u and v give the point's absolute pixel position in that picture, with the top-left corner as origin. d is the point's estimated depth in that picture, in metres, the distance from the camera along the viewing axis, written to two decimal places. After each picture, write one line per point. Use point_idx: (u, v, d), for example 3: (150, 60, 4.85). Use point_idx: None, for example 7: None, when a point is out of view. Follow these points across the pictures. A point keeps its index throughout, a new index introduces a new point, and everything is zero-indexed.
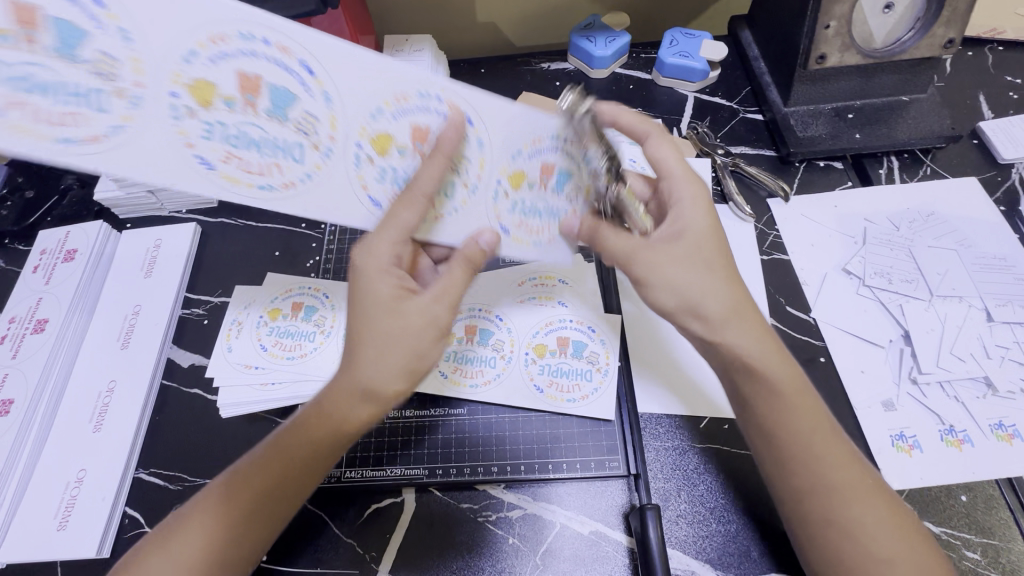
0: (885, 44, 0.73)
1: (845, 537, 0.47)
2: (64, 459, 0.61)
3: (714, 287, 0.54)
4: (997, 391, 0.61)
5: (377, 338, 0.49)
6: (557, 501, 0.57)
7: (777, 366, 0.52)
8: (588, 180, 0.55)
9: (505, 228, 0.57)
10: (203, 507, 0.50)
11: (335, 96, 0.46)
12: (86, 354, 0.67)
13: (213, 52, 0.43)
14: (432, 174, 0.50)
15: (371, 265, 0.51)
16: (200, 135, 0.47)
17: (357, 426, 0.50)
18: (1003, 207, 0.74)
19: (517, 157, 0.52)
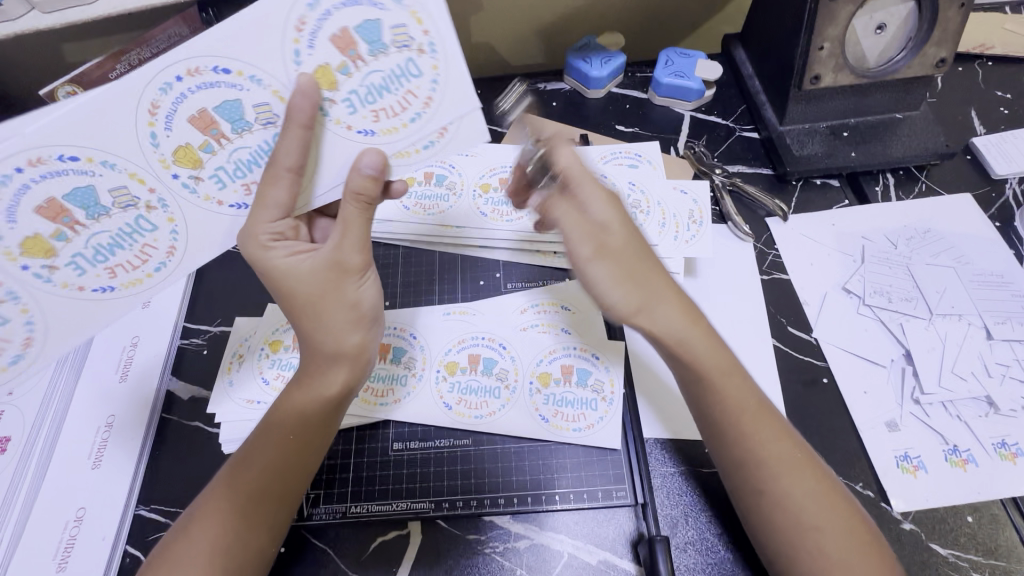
0: (878, 64, 0.74)
1: (777, 510, 0.50)
2: (64, 498, 0.60)
3: (627, 270, 0.54)
4: (998, 409, 0.61)
5: (312, 308, 0.50)
6: (565, 531, 0.56)
7: (702, 345, 0.54)
8: (402, 11, 0.46)
9: (367, 131, 0.50)
10: (212, 498, 0.50)
11: (110, 154, 0.46)
12: (84, 388, 0.66)
13: (8, 212, 0.45)
14: (292, 147, 0.47)
15: (254, 243, 0.49)
16: (76, 275, 0.49)
17: (338, 394, 0.52)
18: (998, 223, 0.75)
19: (300, 58, 0.46)
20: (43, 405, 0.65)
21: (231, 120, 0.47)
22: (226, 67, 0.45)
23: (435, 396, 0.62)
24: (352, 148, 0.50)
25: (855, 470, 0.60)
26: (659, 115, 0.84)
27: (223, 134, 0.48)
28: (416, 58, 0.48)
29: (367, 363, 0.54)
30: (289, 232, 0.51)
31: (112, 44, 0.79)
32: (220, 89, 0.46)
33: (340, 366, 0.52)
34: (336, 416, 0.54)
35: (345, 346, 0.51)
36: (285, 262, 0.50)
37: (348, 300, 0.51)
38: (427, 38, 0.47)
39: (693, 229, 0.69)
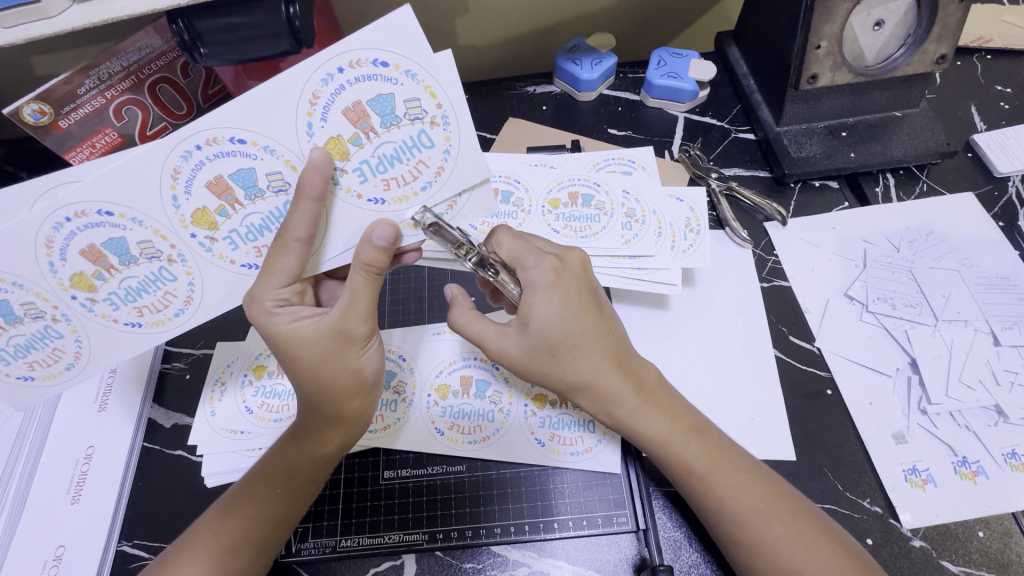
0: (877, 61, 0.71)
1: (752, 553, 0.48)
2: (41, 536, 0.57)
3: (572, 336, 0.51)
4: (1008, 419, 0.60)
5: (312, 373, 0.48)
6: (564, 557, 0.54)
7: (648, 415, 0.52)
8: (419, 85, 0.45)
9: (378, 199, 0.48)
10: (205, 531, 0.49)
11: (139, 211, 0.44)
12: (61, 418, 0.63)
13: (57, 250, 0.44)
14: (303, 221, 0.44)
15: (259, 308, 0.46)
16: (111, 309, 0.49)
17: (332, 452, 0.51)
18: (1002, 223, 0.73)
19: (312, 130, 0.44)
20: (18, 438, 0.62)
21: (244, 186, 0.46)
22: (241, 137, 0.44)
23: (426, 421, 0.60)
24: (364, 216, 0.49)
25: (862, 485, 0.58)
26: (652, 118, 0.82)
27: (236, 200, 0.46)
28: (428, 130, 0.47)
29: (365, 425, 0.53)
30: (295, 299, 0.48)
31: (79, 57, 0.75)
32: (236, 158, 0.44)
33: (338, 427, 0.51)
34: (326, 471, 0.52)
35: (346, 412, 0.50)
36: (288, 329, 0.47)
37: (350, 368, 0.49)
38: (441, 110, 0.46)
39: (690, 238, 0.67)
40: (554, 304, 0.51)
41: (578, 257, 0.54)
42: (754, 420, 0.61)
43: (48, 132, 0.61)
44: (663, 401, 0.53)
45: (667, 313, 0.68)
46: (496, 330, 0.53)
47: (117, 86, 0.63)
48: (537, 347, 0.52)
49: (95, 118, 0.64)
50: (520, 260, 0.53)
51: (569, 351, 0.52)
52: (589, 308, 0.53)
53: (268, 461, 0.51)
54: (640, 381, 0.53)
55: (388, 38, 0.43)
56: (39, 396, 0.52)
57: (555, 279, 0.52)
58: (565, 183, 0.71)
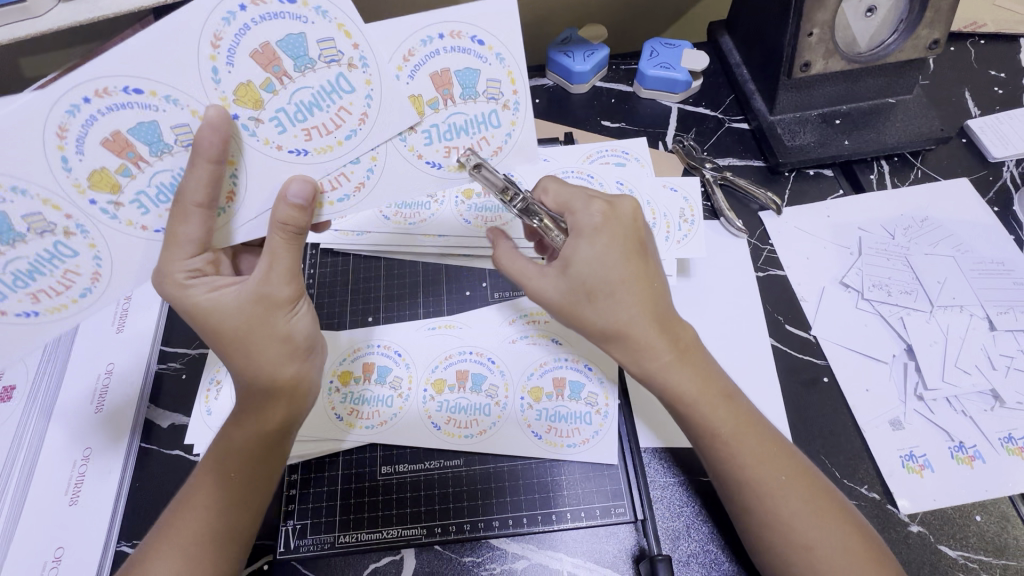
0: (869, 48, 0.71)
1: (769, 531, 0.48)
2: (40, 538, 0.57)
3: (619, 280, 0.49)
4: (1005, 403, 0.60)
5: (242, 341, 0.47)
6: (564, 549, 0.54)
7: (682, 372, 0.51)
8: (502, 67, 0.49)
9: (300, 151, 0.47)
10: (173, 522, 0.48)
11: (20, 179, 0.42)
12: (57, 421, 0.63)
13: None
14: (201, 181, 0.43)
15: (170, 283, 0.45)
16: (1, 297, 0.46)
17: (275, 428, 0.50)
18: (997, 208, 0.73)
19: (218, 76, 0.42)
20: (15, 442, 0.61)
21: (147, 142, 0.43)
22: (137, 87, 0.41)
23: (423, 415, 0.60)
24: (279, 169, 0.47)
25: (859, 472, 0.58)
26: (646, 109, 0.82)
27: (139, 157, 0.43)
28: (347, 74, 0.45)
29: (308, 393, 0.51)
30: (209, 269, 0.47)
31: None
32: (133, 111, 0.42)
33: (279, 399, 0.49)
34: (284, 445, 0.52)
35: (280, 378, 0.48)
36: (207, 300, 0.46)
37: (279, 333, 0.48)
38: (515, 96, 0.51)
39: (684, 229, 0.67)
40: (597, 246, 0.49)
41: (630, 203, 0.52)
42: None
43: None
44: (693, 361, 0.52)
45: None
46: (536, 269, 0.53)
47: None
48: (572, 290, 0.50)
49: None
50: (570, 206, 0.52)
51: (607, 298, 0.50)
52: (634, 257, 0.50)
53: (217, 443, 0.50)
54: (675, 338, 0.51)
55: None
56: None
57: (603, 223, 0.50)
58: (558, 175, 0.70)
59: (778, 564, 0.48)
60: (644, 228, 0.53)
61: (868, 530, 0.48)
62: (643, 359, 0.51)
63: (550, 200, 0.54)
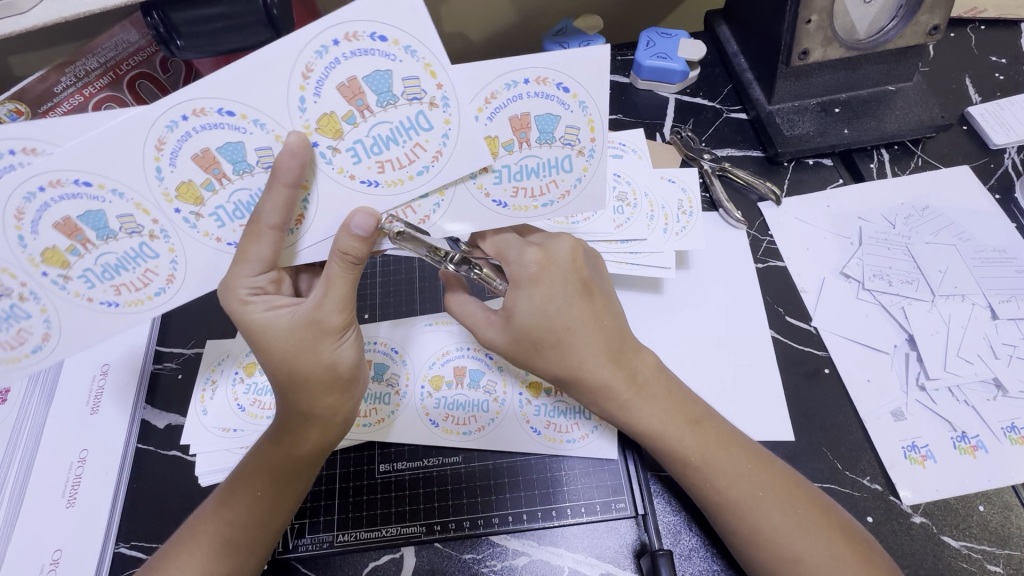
0: (869, 35, 0.70)
1: (754, 544, 0.47)
2: (37, 540, 0.57)
3: (566, 318, 0.51)
4: (1007, 392, 0.59)
5: (287, 365, 0.46)
6: (565, 544, 0.54)
7: (647, 406, 0.51)
8: (584, 115, 0.47)
9: (372, 182, 0.45)
10: (202, 528, 0.48)
11: (119, 183, 0.42)
12: (53, 422, 0.62)
13: (28, 224, 0.42)
14: (276, 206, 0.42)
15: (233, 297, 0.44)
16: (86, 288, 0.46)
17: (310, 451, 0.49)
18: (998, 195, 0.72)
19: (305, 105, 0.42)
20: (11, 445, 0.61)
21: (232, 161, 0.43)
22: (230, 109, 0.41)
23: (420, 412, 0.60)
24: (355, 199, 0.46)
25: (861, 463, 0.58)
26: (643, 100, 0.81)
27: (224, 175, 0.43)
28: (427, 112, 0.43)
29: (345, 421, 0.51)
30: (271, 286, 0.46)
31: None
32: (224, 132, 0.42)
33: (316, 423, 0.49)
34: (314, 467, 0.51)
35: (319, 408, 0.48)
36: (264, 318, 0.45)
37: (324, 361, 0.46)
38: (592, 144, 0.48)
39: (683, 221, 0.66)
40: (535, 298, 0.51)
41: (567, 245, 0.53)
42: (752, 401, 0.61)
43: None
44: (657, 391, 0.52)
45: (662, 296, 0.67)
46: (484, 317, 0.54)
47: (94, 83, 0.62)
48: (522, 341, 0.52)
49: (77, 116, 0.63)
50: (505, 253, 0.53)
51: (554, 345, 0.51)
52: (578, 300, 0.51)
53: (254, 458, 0.49)
54: (631, 371, 0.52)
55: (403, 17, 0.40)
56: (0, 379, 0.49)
57: (538, 273, 0.51)
58: None
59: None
60: (587, 266, 0.53)
61: (860, 534, 0.48)
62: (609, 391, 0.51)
63: (488, 246, 0.54)
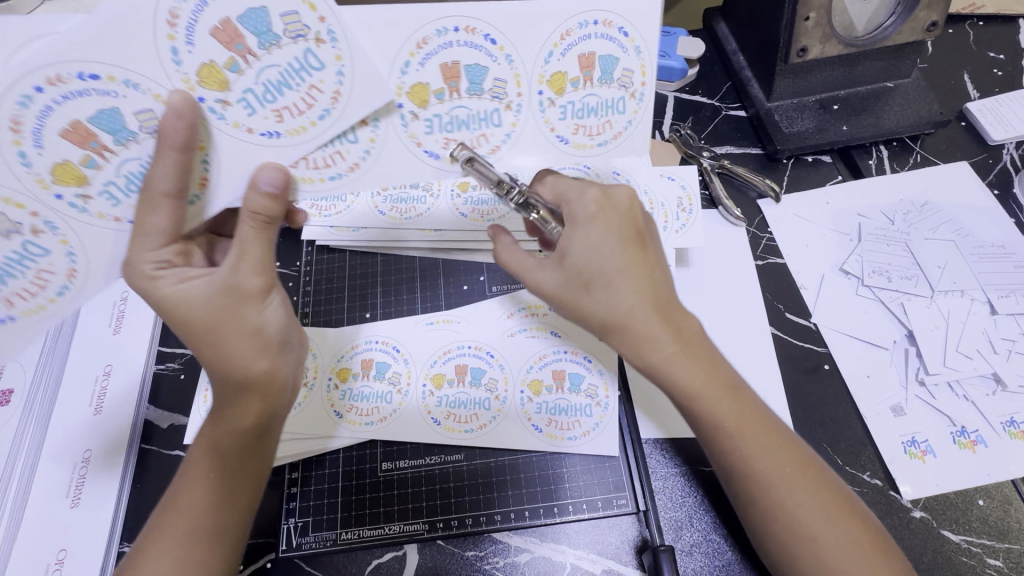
0: (867, 32, 0.70)
1: (774, 522, 0.47)
2: (42, 541, 0.57)
3: (619, 267, 0.47)
4: (1006, 387, 0.60)
5: (211, 335, 0.44)
6: (567, 541, 0.54)
7: (687, 362, 0.48)
8: (637, 58, 0.47)
9: (271, 133, 0.44)
10: (162, 521, 0.46)
11: (131, 71, 0.39)
12: (56, 424, 0.63)
13: (27, 134, 0.39)
14: (166, 170, 0.41)
15: (138, 275, 0.44)
16: (57, 259, 0.45)
17: (253, 421, 0.47)
18: (997, 191, 0.72)
19: (180, 56, 0.39)
20: (14, 445, 0.61)
21: (111, 130, 0.41)
22: (93, 72, 0.38)
23: (422, 410, 0.60)
24: (253, 153, 0.44)
25: (861, 459, 0.58)
26: None
27: (104, 146, 0.41)
28: (315, 49, 0.41)
29: (283, 390, 0.48)
30: (179, 259, 0.45)
31: None
32: (93, 98, 0.39)
33: (252, 394, 0.46)
34: (269, 439, 0.49)
35: (250, 377, 0.46)
36: (174, 290, 0.44)
37: (249, 327, 0.45)
38: (644, 88, 0.48)
39: (682, 219, 0.66)
40: (592, 239, 0.47)
41: (626, 192, 0.49)
42: None
43: None
44: (700, 353, 0.48)
45: None
46: (535, 261, 0.51)
47: None
48: (570, 282, 0.48)
49: None
50: (566, 197, 0.49)
51: (604, 288, 0.47)
52: (632, 246, 0.47)
53: (203, 438, 0.47)
54: (680, 327, 0.48)
55: (506, 19, 0.45)
56: (24, 339, 0.48)
57: (597, 212, 0.47)
58: None
59: (780, 554, 0.47)
60: (643, 216, 0.50)
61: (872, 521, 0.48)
62: (643, 352, 0.48)
63: (547, 193, 0.51)
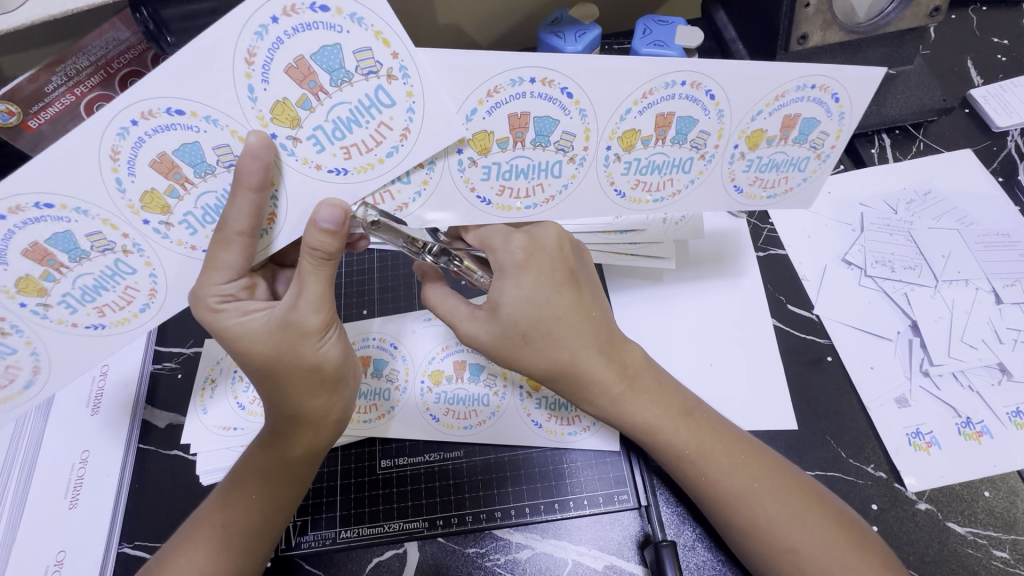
0: (868, 18, 0.69)
1: (747, 536, 0.47)
2: (42, 541, 0.57)
3: (559, 311, 0.48)
4: (1012, 376, 0.59)
5: (269, 368, 0.45)
6: (568, 537, 0.54)
7: (643, 407, 0.50)
8: (837, 124, 0.49)
9: (339, 170, 0.44)
10: (200, 536, 0.47)
11: (214, 109, 0.40)
12: (53, 425, 0.62)
13: (123, 163, 0.40)
14: (243, 210, 0.41)
15: (202, 306, 0.44)
16: (71, 311, 0.45)
17: (306, 454, 0.49)
18: (1001, 178, 0.71)
19: (255, 93, 0.40)
20: (13, 445, 0.61)
21: (192, 163, 0.42)
22: (178, 108, 0.40)
23: (421, 407, 0.59)
24: (321, 188, 0.45)
25: (865, 451, 0.57)
26: None
27: (186, 178, 0.42)
28: (387, 87, 0.42)
29: (337, 423, 0.50)
30: (243, 293, 0.46)
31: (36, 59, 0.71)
32: (176, 132, 0.40)
33: (307, 428, 0.48)
34: (312, 467, 0.51)
35: (309, 410, 0.47)
36: (238, 324, 0.45)
37: (307, 363, 0.45)
38: (830, 151, 0.50)
39: None
40: (524, 287, 0.48)
41: (554, 233, 0.50)
42: (755, 390, 0.60)
43: (18, 133, 0.59)
44: (648, 386, 0.50)
45: (663, 287, 0.66)
46: (466, 313, 0.52)
47: (85, 83, 0.61)
48: (509, 336, 0.49)
49: (67, 117, 0.62)
50: (489, 244, 0.51)
51: (544, 337, 0.48)
52: (565, 290, 0.49)
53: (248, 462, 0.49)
54: (622, 365, 0.50)
55: (733, 77, 0.46)
56: (107, 348, 0.48)
57: (527, 259, 0.48)
58: None
59: (763, 565, 0.47)
60: (574, 257, 0.51)
61: (860, 527, 0.47)
62: (595, 394, 0.50)
63: (471, 238, 0.52)
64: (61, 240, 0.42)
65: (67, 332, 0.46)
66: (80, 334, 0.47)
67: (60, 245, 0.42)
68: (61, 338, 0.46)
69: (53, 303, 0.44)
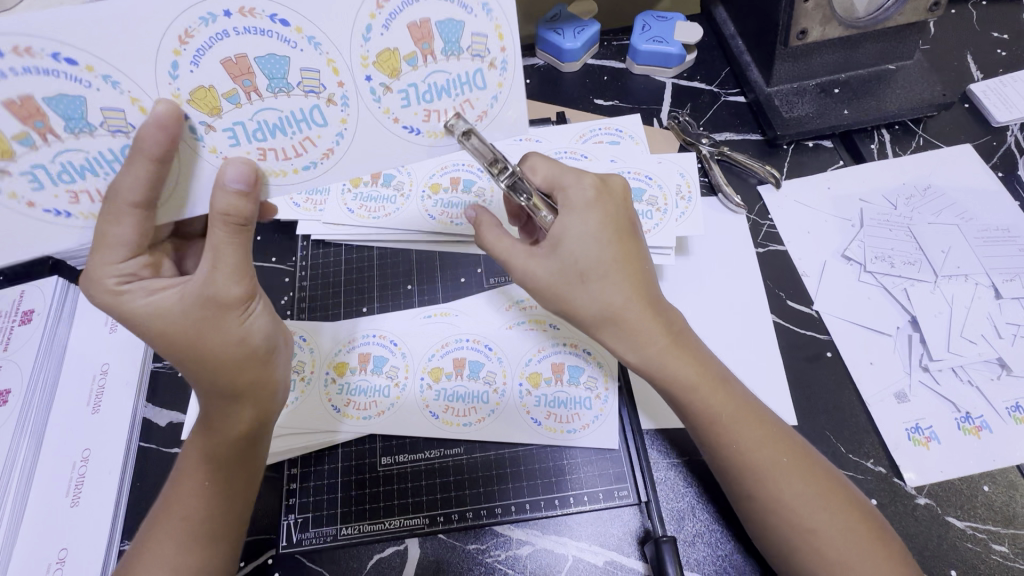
0: (867, 13, 0.68)
1: (769, 513, 0.46)
2: (42, 538, 0.57)
3: (615, 265, 0.47)
4: (1011, 371, 0.59)
5: (192, 350, 0.42)
6: (568, 533, 0.54)
7: (682, 364, 0.49)
8: (660, 190, 0.66)
9: (413, 128, 0.46)
10: (159, 522, 0.46)
11: (321, 33, 0.40)
12: (54, 423, 0.62)
13: (191, 53, 0.38)
14: (133, 180, 0.39)
15: (100, 289, 0.41)
16: (32, 187, 0.41)
17: (241, 429, 0.47)
18: (1001, 173, 0.71)
19: (370, 34, 0.41)
20: (13, 442, 0.59)
21: (270, 75, 0.41)
22: (285, 19, 0.39)
23: (420, 404, 0.59)
24: (388, 137, 0.46)
25: (865, 446, 0.57)
26: (640, 87, 0.79)
27: (255, 89, 0.41)
28: (485, 72, 0.44)
29: (269, 394, 0.48)
30: (146, 272, 0.43)
31: None
32: (271, 41, 0.39)
33: (244, 402, 0.46)
34: (256, 446, 0.49)
35: (240, 381, 0.45)
36: (145, 304, 0.41)
37: (231, 335, 0.43)
38: (667, 205, 0.65)
39: (681, 206, 0.64)
40: (590, 226, 0.46)
41: (621, 181, 0.50)
42: (754, 386, 0.60)
43: None
44: (687, 347, 0.49)
45: (663, 284, 0.66)
46: (524, 250, 0.49)
47: None
48: (562, 271, 0.47)
49: None
50: (558, 183, 0.48)
51: (595, 280, 0.46)
52: (624, 241, 0.48)
53: (198, 443, 0.47)
54: (667, 321, 0.49)
55: (576, 166, 0.68)
56: (63, 241, 0.43)
57: (596, 199, 0.47)
58: (552, 156, 0.69)
59: (779, 548, 0.47)
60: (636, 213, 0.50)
61: (874, 513, 0.47)
62: (640, 346, 0.48)
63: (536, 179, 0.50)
64: (59, 103, 0.38)
65: (18, 209, 0.41)
66: (39, 217, 0.42)
67: (62, 110, 0.38)
68: (16, 217, 0.42)
69: (17, 172, 0.40)
